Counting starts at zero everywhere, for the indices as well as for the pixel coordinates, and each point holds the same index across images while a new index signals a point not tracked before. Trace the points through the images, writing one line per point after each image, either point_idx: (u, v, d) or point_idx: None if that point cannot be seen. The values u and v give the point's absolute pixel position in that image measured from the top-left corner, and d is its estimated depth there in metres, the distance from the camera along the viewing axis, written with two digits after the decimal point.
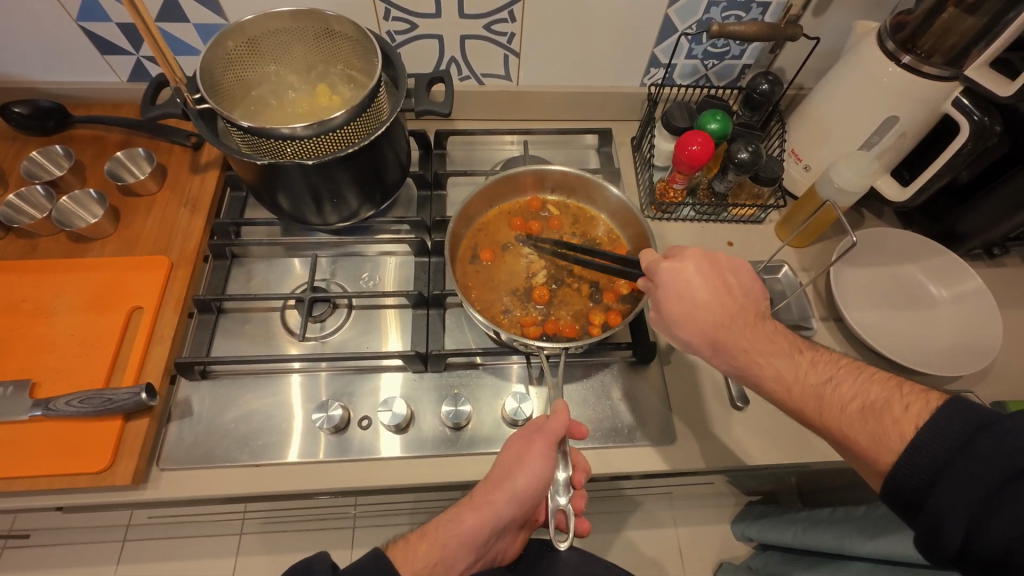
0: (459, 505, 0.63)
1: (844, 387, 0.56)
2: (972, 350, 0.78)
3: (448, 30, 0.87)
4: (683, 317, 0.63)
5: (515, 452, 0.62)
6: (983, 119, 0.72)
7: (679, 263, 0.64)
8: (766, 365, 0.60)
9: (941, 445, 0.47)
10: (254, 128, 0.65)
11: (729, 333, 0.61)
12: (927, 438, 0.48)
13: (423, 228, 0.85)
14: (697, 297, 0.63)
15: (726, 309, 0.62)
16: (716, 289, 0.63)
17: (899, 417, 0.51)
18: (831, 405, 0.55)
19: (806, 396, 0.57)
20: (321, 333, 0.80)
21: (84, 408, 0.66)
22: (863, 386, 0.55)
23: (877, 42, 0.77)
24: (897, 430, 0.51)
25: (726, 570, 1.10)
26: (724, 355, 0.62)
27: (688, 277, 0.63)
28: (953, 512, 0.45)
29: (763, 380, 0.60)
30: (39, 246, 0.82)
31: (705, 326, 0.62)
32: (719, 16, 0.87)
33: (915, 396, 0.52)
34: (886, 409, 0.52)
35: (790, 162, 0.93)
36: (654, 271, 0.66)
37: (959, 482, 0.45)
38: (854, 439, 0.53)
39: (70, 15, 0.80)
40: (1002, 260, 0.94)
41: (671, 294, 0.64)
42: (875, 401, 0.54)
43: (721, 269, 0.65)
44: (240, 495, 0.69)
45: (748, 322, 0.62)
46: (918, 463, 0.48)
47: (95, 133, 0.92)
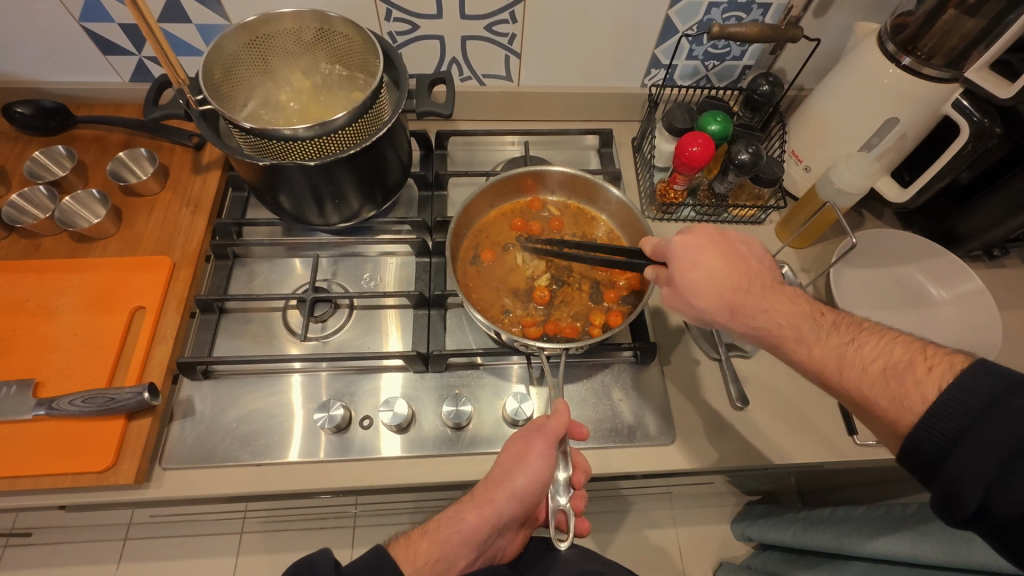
0: (461, 503, 0.63)
1: (867, 348, 0.56)
2: (970, 351, 0.78)
3: (449, 31, 0.87)
4: (700, 285, 0.63)
5: (515, 451, 0.62)
6: (983, 120, 0.72)
7: (691, 234, 0.65)
8: (788, 326, 0.60)
9: (963, 407, 0.47)
10: (256, 129, 0.65)
11: (747, 296, 0.62)
12: (948, 400, 0.48)
13: (424, 229, 0.85)
14: (714, 264, 0.63)
15: (740, 274, 0.62)
16: (729, 257, 0.64)
17: (922, 377, 0.51)
18: (852, 364, 0.56)
19: (829, 358, 0.57)
20: (322, 333, 0.80)
21: (87, 407, 0.67)
22: (886, 347, 0.55)
23: (878, 44, 0.77)
24: (918, 391, 0.51)
25: (726, 569, 1.10)
26: (745, 319, 0.62)
27: (702, 246, 0.64)
28: (970, 473, 0.45)
29: (783, 342, 0.60)
30: (42, 246, 0.82)
31: (723, 290, 0.62)
32: (720, 17, 0.87)
33: (939, 359, 0.52)
34: (909, 369, 0.52)
35: (790, 163, 0.94)
36: (666, 248, 0.66)
37: (979, 443, 0.45)
38: (874, 399, 0.54)
39: (73, 15, 0.81)
40: (1003, 260, 0.94)
41: (686, 262, 0.64)
42: (897, 362, 0.54)
43: (731, 240, 0.65)
44: (241, 494, 0.69)
45: (764, 287, 0.62)
46: (936, 424, 0.48)
47: (97, 133, 0.92)
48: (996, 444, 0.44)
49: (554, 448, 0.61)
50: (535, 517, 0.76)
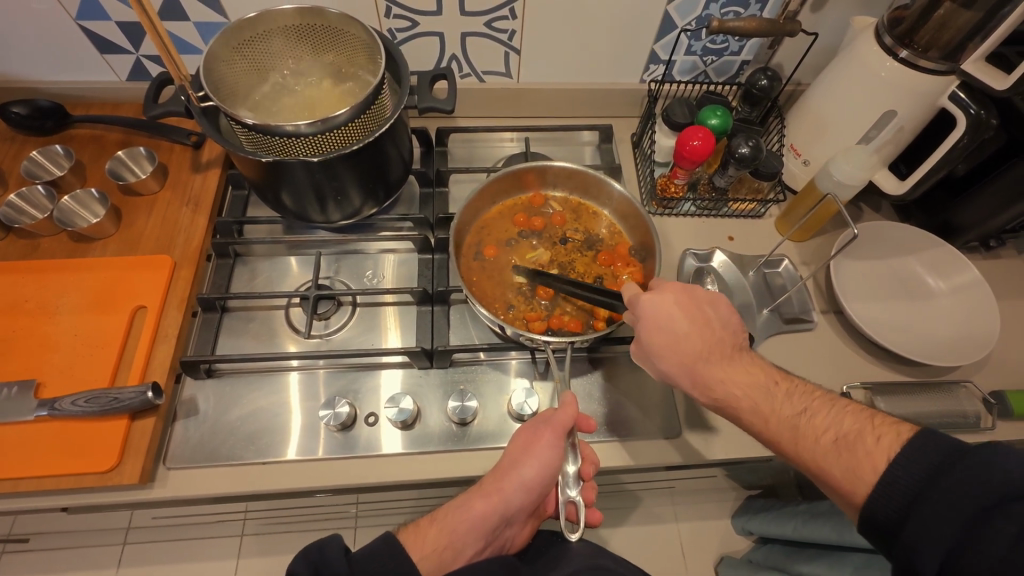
0: (470, 491, 0.64)
1: (820, 418, 0.56)
2: (971, 341, 0.79)
3: (449, 28, 0.87)
4: (662, 347, 0.63)
5: (524, 442, 0.62)
6: (980, 112, 0.73)
7: (657, 292, 0.64)
8: (744, 399, 0.60)
9: (911, 476, 0.47)
10: (258, 125, 0.65)
11: (706, 365, 0.62)
12: (896, 469, 0.48)
13: (426, 226, 0.86)
14: (675, 329, 0.62)
15: (703, 343, 0.63)
16: (693, 321, 0.63)
17: (871, 448, 0.51)
18: (805, 436, 0.56)
19: (783, 429, 0.58)
20: (325, 331, 0.80)
21: (90, 407, 0.66)
22: (837, 419, 0.56)
23: (875, 38, 0.77)
24: (869, 462, 0.51)
25: (728, 565, 1.10)
26: (704, 389, 0.62)
27: (668, 305, 0.63)
28: (923, 546, 0.45)
29: (741, 413, 0.61)
30: (41, 246, 0.81)
31: (683, 357, 0.62)
32: (718, 12, 0.87)
33: (886, 429, 0.53)
34: (858, 440, 0.53)
35: (788, 157, 0.94)
36: (633, 301, 0.64)
37: (932, 511, 0.45)
38: (828, 470, 0.54)
39: (69, 13, 0.80)
40: (998, 252, 0.95)
41: (648, 321, 0.63)
42: (848, 433, 0.54)
43: (699, 302, 0.65)
44: (245, 494, 0.69)
45: (723, 357, 0.63)
46: (886, 494, 0.48)
47: (94, 132, 0.92)
48: (949, 513, 0.44)
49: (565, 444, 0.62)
50: (544, 508, 0.76)
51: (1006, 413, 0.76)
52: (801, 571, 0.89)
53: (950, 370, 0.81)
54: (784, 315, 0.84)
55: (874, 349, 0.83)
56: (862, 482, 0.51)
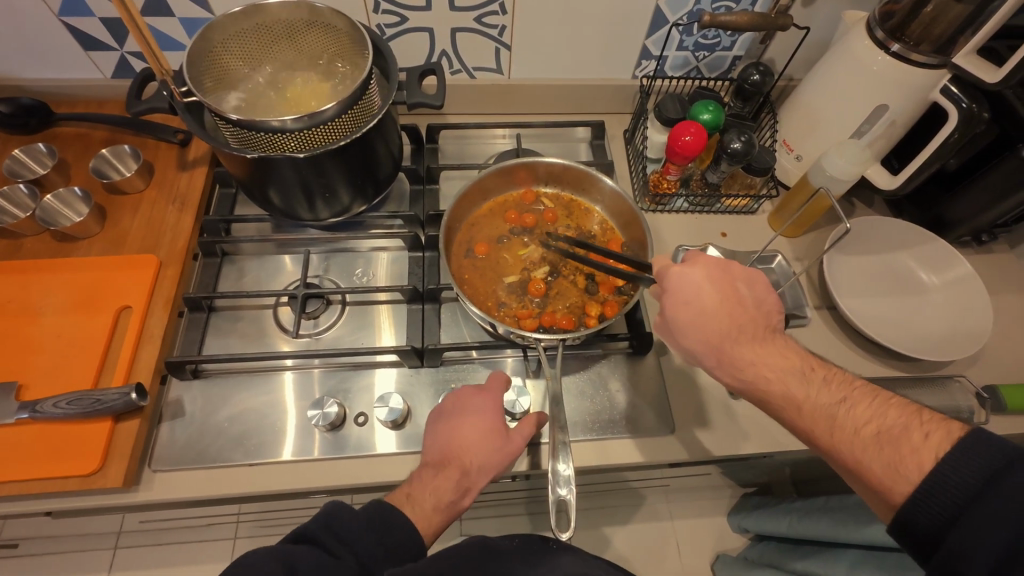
0: (437, 467, 0.60)
1: (859, 410, 0.52)
2: (965, 334, 0.79)
3: (439, 24, 0.86)
4: (688, 324, 0.60)
5: (499, 422, 0.63)
6: (971, 106, 0.72)
7: (689, 265, 0.62)
8: (777, 382, 0.56)
9: (962, 478, 0.43)
10: (243, 121, 0.64)
11: (735, 344, 0.59)
12: (944, 471, 0.44)
13: (416, 223, 0.85)
14: (705, 305, 0.59)
15: (734, 321, 0.59)
16: (725, 297, 0.60)
17: (918, 445, 0.48)
18: (843, 428, 0.52)
19: (818, 418, 0.53)
20: (314, 330, 0.79)
21: (72, 409, 0.65)
22: (880, 410, 0.52)
23: (867, 32, 0.77)
24: (915, 459, 0.47)
25: (724, 563, 1.10)
26: (733, 370, 0.59)
27: (700, 278, 0.60)
28: (970, 557, 0.41)
29: (770, 397, 0.57)
30: (24, 246, 0.80)
31: (711, 336, 0.59)
32: (709, 7, 0.87)
33: (935, 425, 0.49)
34: (904, 436, 0.49)
35: (781, 152, 0.94)
36: (663, 274, 0.63)
37: (980, 521, 0.41)
38: (867, 466, 0.50)
39: (51, 9, 0.79)
40: (991, 246, 0.95)
41: (676, 295, 0.61)
42: (892, 426, 0.50)
43: (733, 278, 0.61)
44: (233, 496, 0.68)
45: (755, 336, 0.59)
46: (930, 498, 0.44)
47: (79, 130, 0.90)
48: (999, 524, 0.40)
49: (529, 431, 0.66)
50: None
51: (999, 407, 0.76)
52: (797, 569, 0.89)
53: (944, 364, 0.81)
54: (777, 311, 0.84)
55: (868, 344, 0.83)
56: (903, 481, 0.47)
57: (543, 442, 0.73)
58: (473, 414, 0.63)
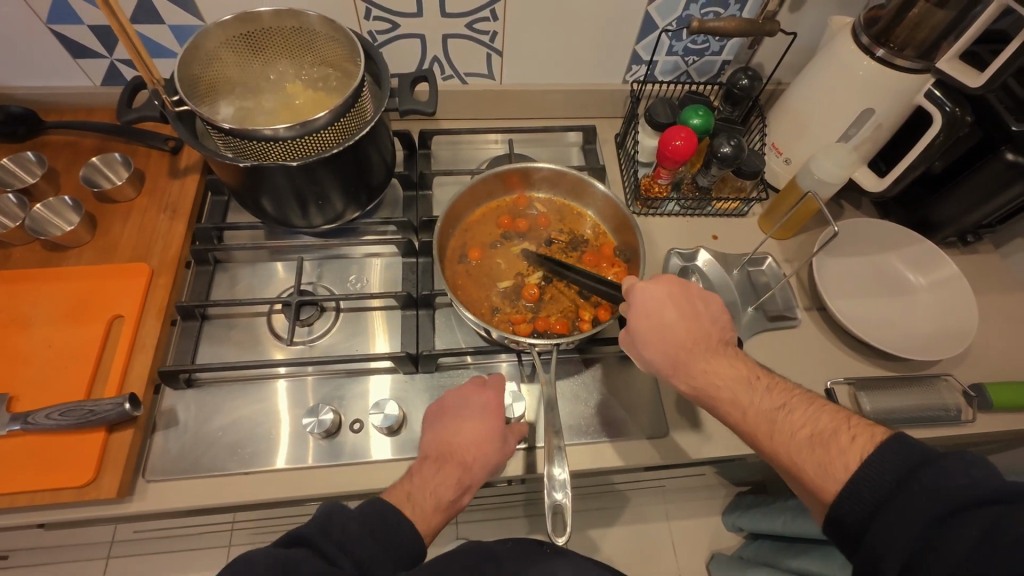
0: (437, 465, 0.62)
1: (796, 415, 0.55)
2: (950, 334, 0.80)
3: (431, 30, 0.87)
4: (648, 336, 0.62)
5: (495, 424, 0.65)
6: (955, 109, 0.74)
7: (650, 281, 0.64)
8: (725, 388, 0.59)
9: (881, 477, 0.46)
10: (235, 130, 0.64)
11: (690, 355, 0.61)
12: (865, 470, 0.47)
13: (410, 229, 0.85)
14: (664, 318, 0.62)
15: (690, 332, 0.62)
16: (682, 310, 0.62)
17: (845, 447, 0.50)
18: (782, 432, 0.54)
19: (760, 421, 0.56)
20: (309, 337, 0.79)
21: (64, 420, 0.64)
22: (815, 415, 0.54)
23: (852, 37, 0.78)
24: (842, 460, 0.49)
25: (719, 563, 1.11)
26: (686, 375, 0.61)
27: (658, 294, 0.63)
28: (885, 552, 0.44)
29: (719, 403, 0.59)
30: (13, 256, 0.79)
31: (669, 346, 0.62)
32: (698, 13, 0.88)
33: (862, 429, 0.51)
34: (834, 438, 0.51)
35: (770, 156, 0.95)
36: (627, 290, 0.65)
37: (896, 514, 0.44)
38: (802, 467, 0.52)
39: (40, 17, 0.78)
40: (975, 247, 0.97)
41: (638, 307, 0.63)
42: (824, 430, 0.52)
43: (690, 294, 0.64)
44: (227, 505, 0.67)
45: (709, 348, 0.62)
46: (853, 495, 0.47)
47: (68, 138, 0.89)
48: (910, 516, 0.43)
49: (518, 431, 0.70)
50: None
51: (985, 405, 0.77)
52: (790, 568, 0.89)
53: (931, 363, 0.82)
54: (768, 313, 0.85)
55: (852, 343, 0.84)
56: (832, 480, 0.49)
57: (537, 446, 0.73)
58: (470, 412, 0.65)
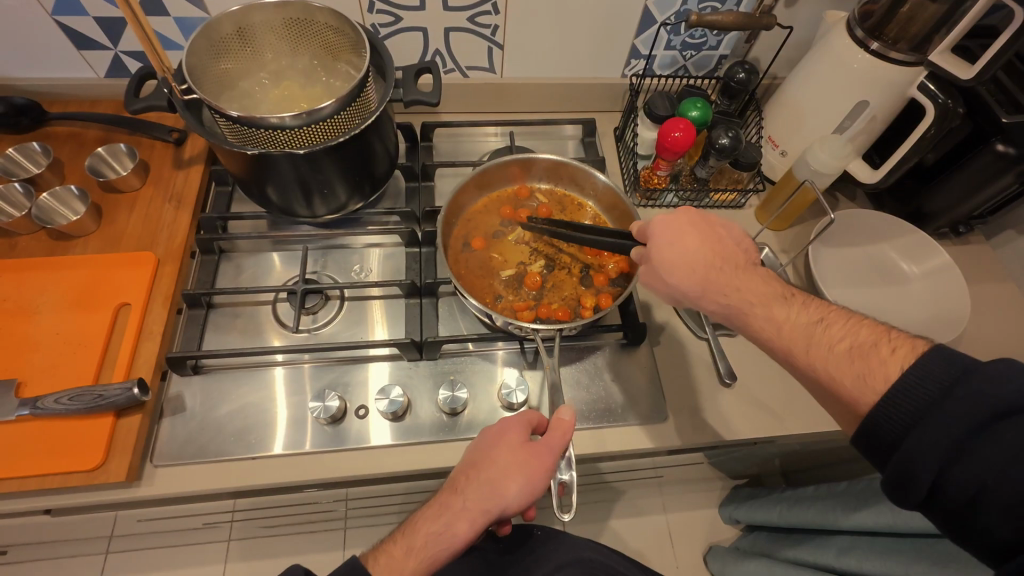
0: (444, 490, 0.64)
1: (835, 329, 0.56)
2: (944, 321, 0.82)
3: (433, 23, 0.88)
4: (677, 263, 0.62)
5: (509, 446, 0.61)
6: (947, 102, 0.75)
7: (669, 214, 0.65)
8: (757, 303, 0.60)
9: (925, 387, 0.47)
10: (242, 118, 0.65)
11: (720, 274, 0.61)
12: (910, 379, 0.48)
13: (413, 219, 0.86)
14: (688, 244, 0.62)
15: (716, 253, 0.62)
16: (705, 236, 0.63)
17: (887, 358, 0.52)
18: (819, 344, 0.55)
19: (797, 335, 0.57)
20: (313, 325, 0.80)
21: (74, 405, 0.65)
22: (853, 329, 0.55)
23: (847, 31, 0.80)
24: (883, 369, 0.51)
25: (716, 552, 1.12)
26: (715, 298, 0.61)
27: (679, 225, 0.64)
28: (925, 456, 0.46)
29: (753, 321, 0.60)
30: (18, 245, 0.80)
31: (697, 269, 0.62)
32: (696, 7, 0.89)
33: (902, 342, 0.53)
34: (874, 349, 0.53)
35: (767, 148, 0.97)
36: (645, 231, 0.66)
37: (941, 422, 0.45)
38: (840, 377, 0.53)
39: (45, 9, 0.79)
40: (967, 238, 0.99)
41: (662, 239, 0.63)
42: (863, 343, 0.54)
43: (710, 221, 0.65)
44: (232, 489, 0.68)
45: (738, 268, 0.62)
46: (895, 404, 0.48)
47: (73, 129, 0.90)
48: (955, 423, 0.45)
49: (556, 457, 0.61)
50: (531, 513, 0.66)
51: None
52: (788, 554, 0.91)
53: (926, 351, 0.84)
54: None
55: None
56: (871, 392, 0.51)
57: None
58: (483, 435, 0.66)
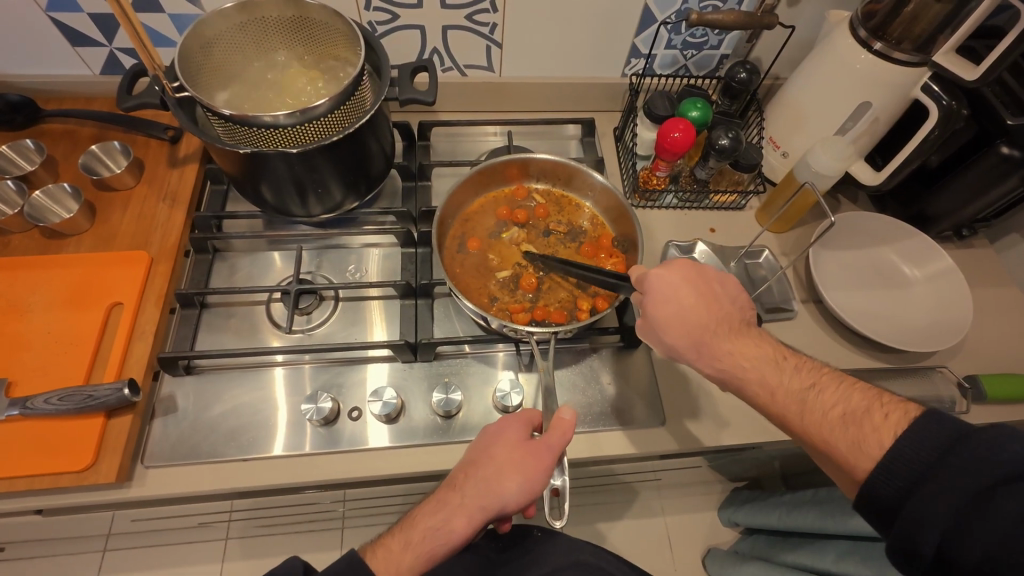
0: (442, 486, 0.63)
1: (827, 395, 0.56)
2: (947, 327, 0.81)
3: (431, 21, 0.87)
4: (668, 321, 0.62)
5: (509, 445, 0.61)
6: (951, 103, 0.74)
7: (665, 268, 0.63)
8: (753, 369, 0.59)
9: (919, 450, 0.47)
10: (235, 116, 0.64)
11: (713, 337, 0.61)
12: (903, 445, 0.48)
13: (409, 220, 0.85)
14: (682, 304, 0.61)
15: (711, 315, 0.61)
16: (701, 294, 0.62)
17: (878, 425, 0.51)
18: (813, 411, 0.55)
19: (791, 404, 0.56)
20: (307, 325, 0.79)
21: (64, 405, 0.64)
22: (846, 394, 0.55)
23: (850, 31, 0.79)
24: (876, 437, 0.51)
25: (714, 556, 1.11)
26: (710, 359, 0.61)
27: (673, 280, 0.62)
28: (924, 524, 0.45)
29: (747, 385, 0.59)
30: (11, 243, 0.79)
31: (690, 331, 0.61)
32: (697, 6, 0.88)
33: (894, 407, 0.52)
34: (867, 416, 0.52)
35: (768, 149, 0.96)
36: (640, 279, 0.64)
37: (936, 489, 0.45)
38: (834, 446, 0.53)
39: (38, 5, 0.78)
40: (971, 241, 0.97)
41: (656, 295, 0.62)
42: (856, 409, 0.53)
43: (708, 277, 0.63)
44: (222, 491, 0.68)
45: (732, 330, 0.61)
46: (892, 471, 0.48)
47: (67, 126, 0.89)
48: (953, 490, 0.44)
49: (556, 457, 0.60)
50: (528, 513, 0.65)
51: (980, 396, 0.77)
52: (787, 560, 0.90)
53: (927, 356, 0.83)
54: (765, 305, 0.85)
55: (851, 336, 0.85)
56: (865, 458, 0.50)
57: None
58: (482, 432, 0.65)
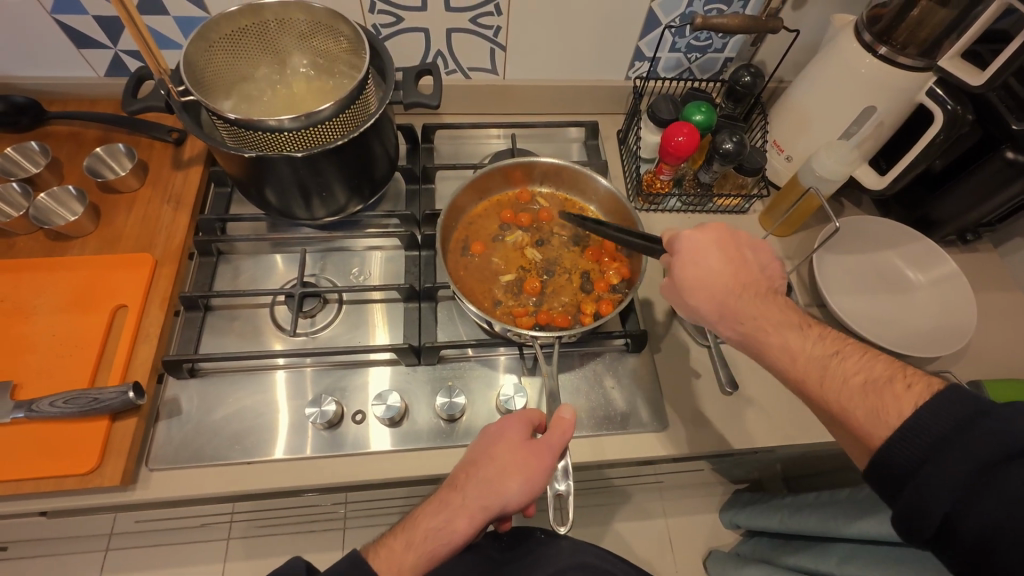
0: (443, 485, 0.63)
1: (849, 361, 0.55)
2: (951, 331, 0.80)
3: (435, 24, 0.87)
4: (694, 283, 0.62)
5: (510, 445, 0.61)
6: (956, 108, 0.74)
7: (698, 229, 0.63)
8: (774, 333, 0.58)
9: (938, 421, 0.46)
10: (240, 120, 0.64)
11: (739, 301, 0.60)
12: (921, 415, 0.47)
13: (412, 223, 0.85)
14: (710, 267, 0.61)
15: (739, 278, 0.61)
16: (729, 259, 0.62)
17: (900, 394, 0.50)
18: (834, 376, 0.54)
19: (811, 367, 0.56)
20: (310, 328, 0.79)
21: (69, 408, 0.65)
22: (869, 363, 0.54)
23: (855, 35, 0.78)
24: (895, 405, 0.50)
25: (716, 559, 1.11)
26: (733, 322, 0.61)
27: (705, 243, 0.62)
28: (935, 495, 0.45)
29: (768, 351, 0.59)
30: (16, 245, 0.79)
31: (716, 294, 0.61)
32: (701, 9, 0.88)
33: (917, 378, 0.51)
34: (888, 386, 0.51)
35: (772, 153, 0.96)
36: (671, 241, 0.65)
37: (952, 460, 0.45)
38: (851, 412, 0.52)
39: (44, 7, 0.78)
40: (975, 245, 0.97)
41: (684, 255, 0.62)
42: (878, 377, 0.53)
43: (740, 243, 0.64)
44: (224, 494, 0.68)
45: (761, 296, 0.61)
46: (910, 439, 0.47)
47: (73, 129, 0.90)
48: (966, 462, 0.44)
49: (556, 457, 0.60)
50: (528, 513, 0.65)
51: None
52: (790, 563, 0.90)
53: (931, 360, 0.83)
54: None
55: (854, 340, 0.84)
56: (884, 426, 0.50)
57: None
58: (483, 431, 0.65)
